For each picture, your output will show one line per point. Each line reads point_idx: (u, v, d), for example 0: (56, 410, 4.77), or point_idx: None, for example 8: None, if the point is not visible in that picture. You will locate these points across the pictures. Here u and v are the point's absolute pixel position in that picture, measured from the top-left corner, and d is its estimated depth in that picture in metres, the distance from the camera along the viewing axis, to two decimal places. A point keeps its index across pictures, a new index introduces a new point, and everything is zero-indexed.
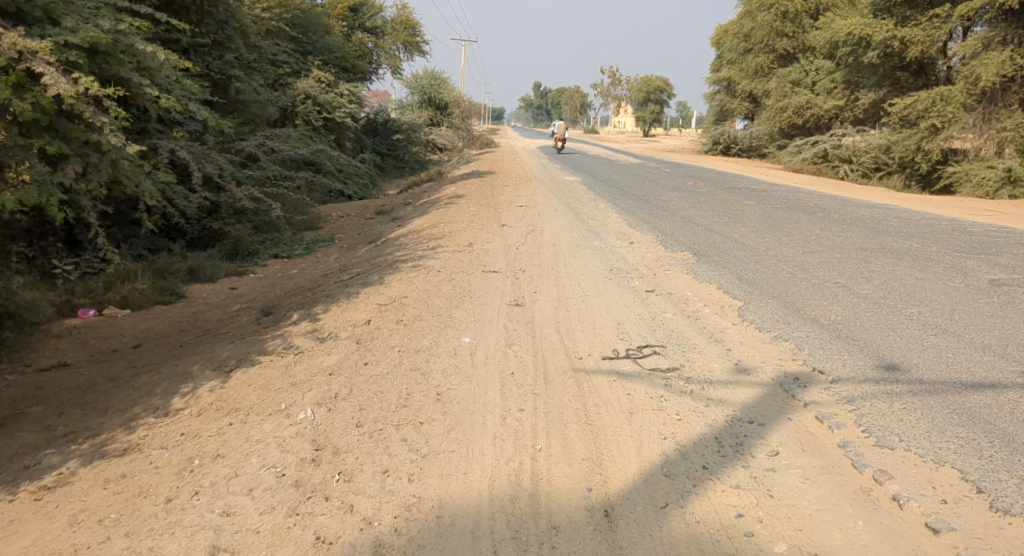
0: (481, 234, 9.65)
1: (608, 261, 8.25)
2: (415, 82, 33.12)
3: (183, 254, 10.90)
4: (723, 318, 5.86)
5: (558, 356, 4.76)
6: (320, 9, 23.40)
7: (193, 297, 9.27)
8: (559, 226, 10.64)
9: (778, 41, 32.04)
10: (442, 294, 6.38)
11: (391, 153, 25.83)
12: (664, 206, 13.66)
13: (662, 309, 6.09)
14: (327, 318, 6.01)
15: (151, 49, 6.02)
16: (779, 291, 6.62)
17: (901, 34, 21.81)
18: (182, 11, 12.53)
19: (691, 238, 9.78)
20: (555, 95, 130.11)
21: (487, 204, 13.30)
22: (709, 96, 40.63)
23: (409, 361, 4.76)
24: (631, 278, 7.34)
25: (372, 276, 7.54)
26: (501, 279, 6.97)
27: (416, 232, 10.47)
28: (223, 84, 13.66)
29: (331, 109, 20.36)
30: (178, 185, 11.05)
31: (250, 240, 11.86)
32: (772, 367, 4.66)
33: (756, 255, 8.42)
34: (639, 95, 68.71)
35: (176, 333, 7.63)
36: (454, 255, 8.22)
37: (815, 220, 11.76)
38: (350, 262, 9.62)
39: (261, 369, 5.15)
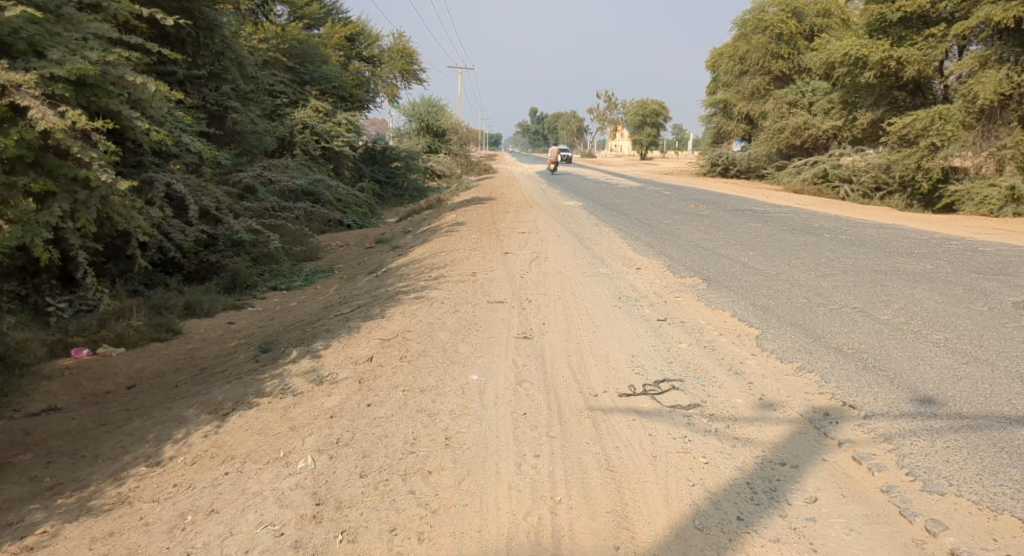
0: (484, 263, 9.44)
1: (616, 288, 8.02)
2: (413, 109, 33.18)
3: (180, 289, 10.67)
4: (741, 348, 5.62)
5: (572, 394, 4.50)
6: (317, 40, 23.47)
7: (190, 333, 9.03)
8: (563, 253, 10.43)
9: (774, 63, 32.13)
10: (447, 327, 6.12)
11: (389, 180, 25.74)
12: (668, 229, 13.48)
13: (676, 340, 5.85)
14: (327, 356, 5.76)
15: (142, 81, 5.88)
16: (796, 318, 6.38)
17: (898, 54, 21.82)
18: (178, 43, 12.49)
19: (698, 263, 9.56)
20: (551, 120, 130.96)
21: (488, 231, 13.11)
22: (706, 119, 40.70)
23: (414, 402, 4.50)
24: (640, 306, 7.10)
25: (373, 309, 7.30)
26: (507, 310, 6.73)
27: (417, 261, 10.26)
28: (220, 116, 13.56)
29: (329, 138, 20.29)
30: (173, 218, 10.88)
31: (248, 272, 11.67)
32: (799, 401, 4.40)
33: (768, 280, 8.21)
34: (635, 119, 69.01)
35: (171, 372, 7.37)
36: (457, 285, 7.99)
37: (822, 242, 11.56)
38: (350, 293, 9.39)
39: (259, 412, 4.89)
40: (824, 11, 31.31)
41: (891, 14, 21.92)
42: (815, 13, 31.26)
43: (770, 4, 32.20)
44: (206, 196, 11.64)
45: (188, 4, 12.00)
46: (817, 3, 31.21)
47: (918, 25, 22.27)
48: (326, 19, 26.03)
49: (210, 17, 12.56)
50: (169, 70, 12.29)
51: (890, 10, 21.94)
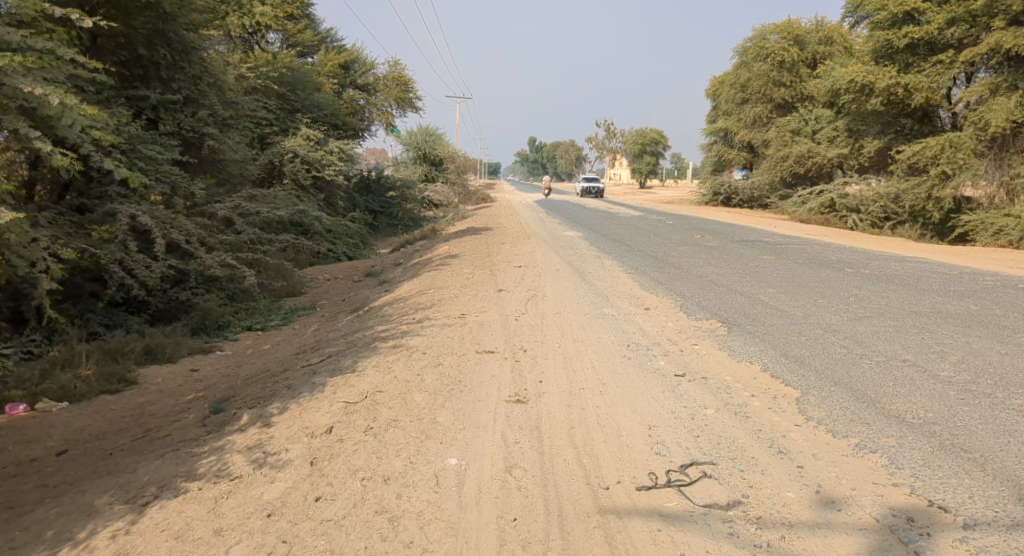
0: (477, 301, 8.54)
1: (624, 334, 7.07)
2: (409, 138, 32.47)
3: (141, 331, 9.70)
4: (780, 417, 4.69)
5: (577, 487, 3.59)
6: (310, 67, 22.87)
7: (147, 383, 8.03)
8: (565, 290, 9.51)
9: (776, 91, 31.44)
10: (426, 386, 5.16)
11: (384, 211, 24.93)
12: (677, 262, 12.62)
13: (701, 404, 4.90)
14: (280, 425, 4.75)
15: (46, 92, 5.36)
16: (841, 375, 5.46)
17: (905, 81, 21.04)
18: (152, 66, 11.92)
19: (714, 302, 8.66)
20: (550, 150, 131.10)
21: (483, 264, 12.20)
22: (707, 147, 40.04)
23: (375, 496, 3.56)
24: (653, 357, 6.18)
25: (346, 359, 6.33)
26: (498, 364, 5.76)
27: (403, 299, 9.36)
28: (197, 142, 12.69)
29: (320, 167, 19.47)
30: (137, 253, 10.01)
31: (221, 310, 10.75)
32: (871, 499, 3.52)
33: (796, 323, 7.34)
34: (635, 148, 68.52)
35: (112, 433, 6.35)
36: (443, 329, 7.04)
37: (845, 277, 10.70)
38: (328, 336, 8.45)
39: (183, 504, 3.86)
40: (826, 39, 30.89)
41: (898, 40, 21.26)
42: (817, 40, 30.91)
43: (771, 32, 31.73)
44: (176, 229, 10.76)
45: (163, 25, 11.40)
46: (818, 31, 30.85)
47: (925, 51, 21.63)
48: (319, 46, 25.38)
49: (187, 39, 12.00)
50: (140, 93, 11.58)
51: (896, 36, 21.27)
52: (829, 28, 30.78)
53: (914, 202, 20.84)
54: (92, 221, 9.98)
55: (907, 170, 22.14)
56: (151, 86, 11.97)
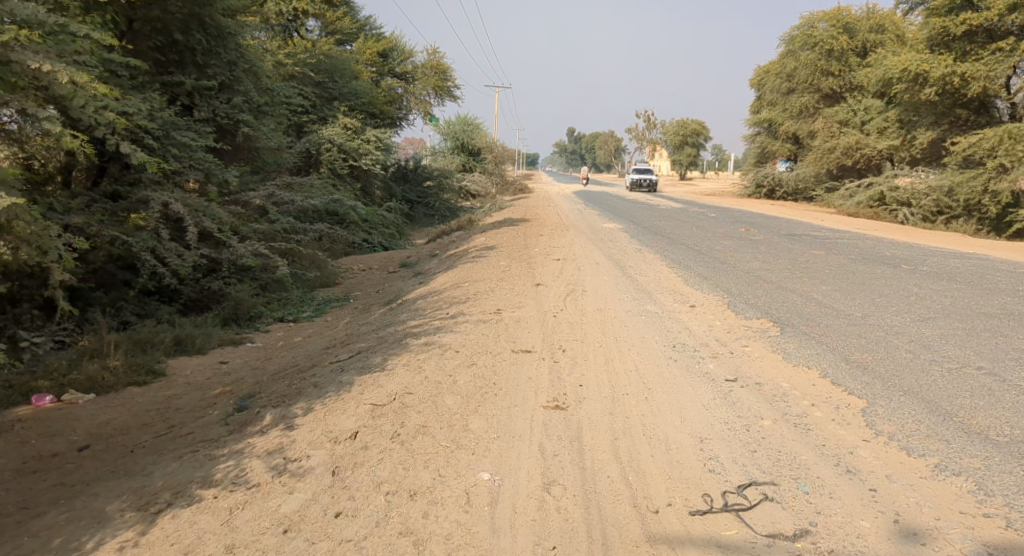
0: (514, 296, 8.20)
1: (668, 333, 6.65)
2: (448, 127, 32.25)
3: (173, 321, 9.61)
4: (845, 429, 4.25)
5: (623, 510, 3.26)
6: (349, 55, 22.70)
7: (176, 375, 7.90)
8: (604, 285, 9.12)
9: (823, 80, 30.35)
10: (458, 389, 4.83)
11: (421, 200, 24.72)
12: (721, 257, 12.10)
13: (757, 414, 4.49)
14: (303, 429, 4.48)
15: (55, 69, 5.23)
16: (910, 383, 5.00)
17: (961, 69, 20.01)
18: (187, 52, 11.83)
19: (764, 300, 8.17)
20: (589, 141, 129.94)
21: (519, 257, 11.85)
22: (750, 138, 39.00)
23: (401, 514, 3.27)
24: (702, 359, 5.76)
25: (375, 357, 6.04)
26: (535, 365, 5.41)
27: (437, 292, 9.07)
28: (231, 130, 12.58)
29: (357, 156, 19.32)
30: (169, 242, 9.92)
31: (252, 301, 10.62)
32: (960, 533, 3.11)
33: (855, 324, 6.85)
34: (675, 139, 67.34)
35: (137, 428, 6.19)
36: (478, 326, 6.69)
37: (902, 275, 10.09)
38: (359, 330, 8.21)
39: (195, 515, 3.62)
40: (877, 26, 29.67)
41: (954, 28, 20.29)
42: (868, 28, 29.66)
43: (820, 19, 30.62)
44: (209, 217, 10.66)
45: (199, 10, 11.30)
46: (869, 18, 29.60)
47: (984, 39, 20.58)
48: (358, 34, 25.26)
49: (222, 24, 11.88)
50: (175, 79, 11.51)
51: (953, 23, 20.24)
52: (881, 14, 29.55)
53: (970, 195, 19.83)
54: (125, 208, 9.95)
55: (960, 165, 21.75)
56: (187, 73, 11.89)
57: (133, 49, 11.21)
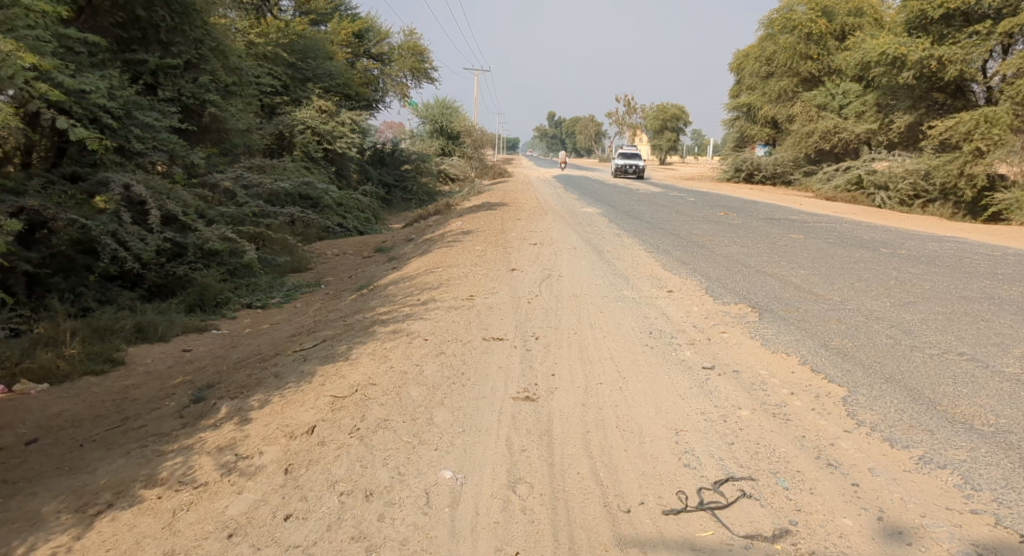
0: (487, 281, 7.97)
1: (645, 319, 6.46)
2: (426, 110, 31.78)
3: (135, 308, 9.26)
4: (827, 420, 4.08)
5: (592, 510, 3.07)
6: (324, 35, 22.16)
7: (135, 364, 7.58)
8: (580, 270, 8.91)
9: (802, 64, 30.26)
10: (424, 380, 4.60)
11: (398, 184, 24.32)
12: (700, 241, 11.95)
13: (735, 405, 4.30)
14: (258, 423, 4.22)
15: None
16: (892, 370, 4.83)
17: (939, 52, 19.99)
18: (150, 29, 11.39)
19: (742, 284, 8.01)
20: (569, 126, 129.55)
21: (495, 241, 11.60)
22: (729, 122, 38.92)
23: (354, 518, 3.06)
24: (679, 347, 5.58)
25: (340, 346, 5.77)
26: (506, 354, 5.18)
27: (409, 278, 8.81)
28: (197, 110, 12.15)
29: (331, 139, 18.89)
30: (132, 225, 9.55)
31: (219, 287, 10.29)
32: (948, 532, 2.95)
33: (834, 309, 6.70)
34: (655, 124, 67.24)
35: (89, 420, 5.88)
36: (449, 313, 6.44)
37: (881, 258, 9.99)
38: (328, 316, 7.94)
39: (136, 517, 3.37)
40: (855, 10, 29.60)
41: (932, 11, 20.23)
42: (846, 11, 29.45)
43: (799, 3, 30.50)
44: (173, 200, 10.27)
45: None
46: (847, 2, 29.50)
47: (961, 22, 20.52)
48: (333, 15, 24.70)
49: (187, 0, 11.45)
50: (138, 57, 11.08)
51: (931, 6, 20.21)
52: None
53: (946, 179, 19.85)
54: (85, 190, 9.54)
55: (935, 149, 21.91)
56: (150, 51, 11.45)
57: (93, 25, 10.77)
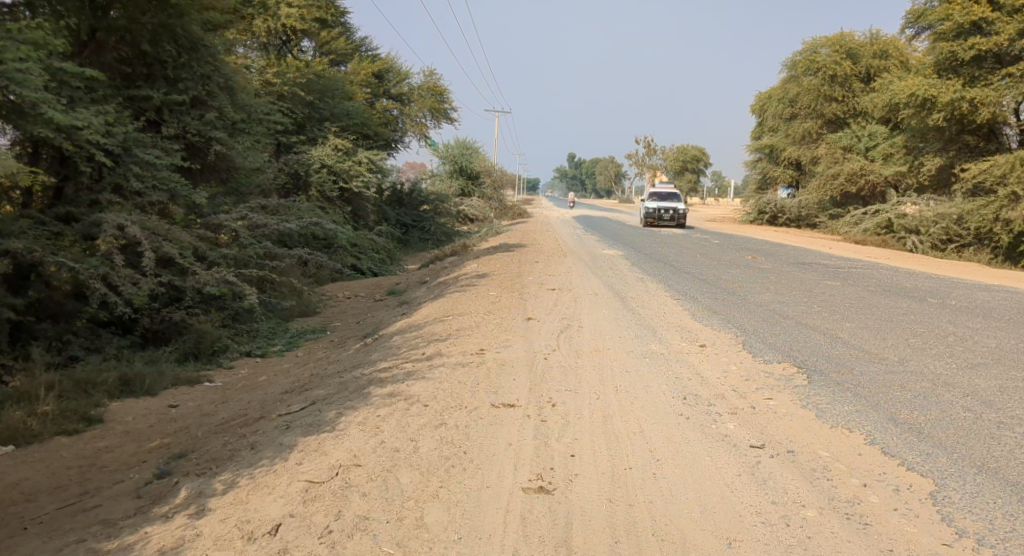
0: (500, 332, 7.25)
1: (678, 381, 5.67)
2: (446, 151, 31.55)
3: (124, 358, 8.68)
4: (916, 526, 3.28)
5: None
6: (343, 76, 21.97)
7: (114, 423, 6.94)
8: (602, 319, 8.18)
9: (827, 106, 29.65)
10: (418, 462, 3.86)
11: (416, 225, 23.83)
12: (731, 288, 11.19)
13: (798, 500, 3.51)
14: (214, 517, 3.50)
15: None
16: (979, 454, 4.02)
17: (971, 94, 19.24)
18: (156, 64, 11.07)
19: (783, 339, 7.22)
20: (590, 167, 129.84)
21: (511, 286, 10.93)
22: (751, 163, 38.29)
23: None
24: (719, 417, 4.77)
25: (327, 412, 5.05)
26: (516, 425, 4.44)
27: (416, 327, 8.13)
28: (203, 148, 11.73)
29: (347, 178, 18.46)
30: (124, 268, 9.03)
31: (217, 334, 9.69)
32: None
33: (891, 369, 5.89)
34: (676, 165, 66.94)
35: (45, 494, 5.21)
36: (455, 372, 5.70)
37: (931, 310, 9.15)
38: (326, 370, 7.26)
39: None
40: (881, 52, 29.02)
41: (963, 52, 19.57)
42: (871, 54, 28.95)
43: (822, 45, 30.00)
44: (169, 241, 9.79)
45: (170, 20, 10.58)
46: (872, 43, 28.95)
47: (993, 63, 19.85)
48: (353, 55, 24.60)
49: (195, 36, 11.14)
50: (141, 93, 10.71)
51: (961, 47, 19.59)
52: (885, 40, 28.91)
53: (980, 223, 18.97)
54: (78, 232, 9.11)
55: (967, 193, 21.11)
56: (155, 88, 11.09)
57: (97, 61, 10.44)
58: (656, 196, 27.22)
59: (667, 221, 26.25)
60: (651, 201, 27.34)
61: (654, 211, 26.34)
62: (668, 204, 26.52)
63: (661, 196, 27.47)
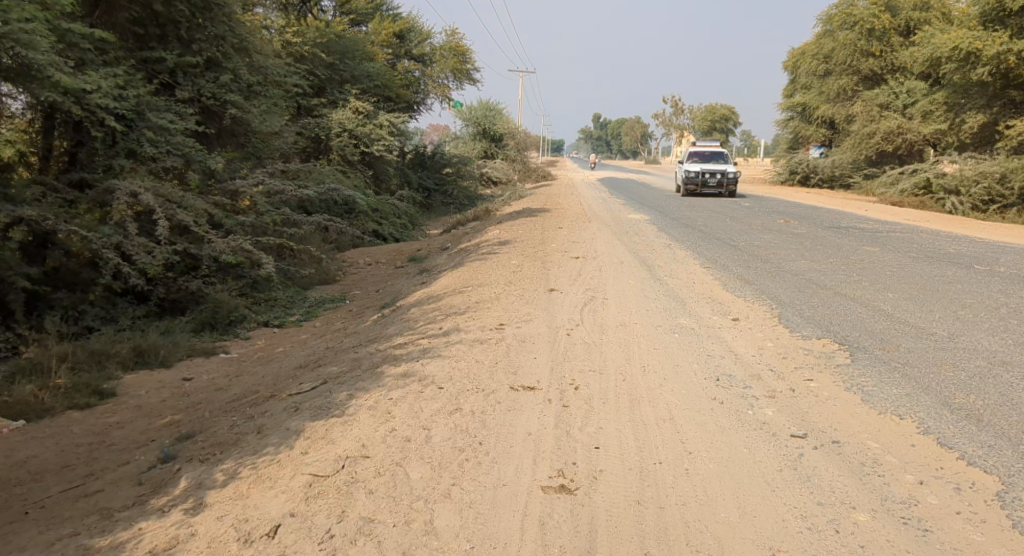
0: (522, 305, 6.92)
1: (710, 360, 5.30)
2: (469, 113, 30.96)
3: (140, 329, 8.53)
4: (984, 535, 2.92)
5: None
6: (363, 36, 21.43)
7: (127, 397, 6.79)
8: (630, 290, 7.81)
9: (864, 62, 28.38)
10: (429, 454, 3.58)
11: (439, 188, 23.43)
12: (764, 255, 10.71)
13: (847, 500, 3.17)
14: (211, 514, 3.27)
15: None
16: None
17: (1018, 47, 18.24)
18: (169, 25, 10.70)
19: (821, 311, 6.79)
20: (616, 127, 127.72)
21: (534, 253, 10.57)
22: (782, 123, 37.09)
23: None
24: (755, 402, 4.41)
25: (337, 393, 4.78)
26: (537, 412, 4.14)
27: (435, 299, 7.83)
28: (218, 112, 11.41)
29: (368, 142, 18.07)
30: (138, 237, 8.82)
31: (234, 304, 9.50)
32: None
33: (940, 345, 5.46)
34: (704, 125, 65.36)
35: (51, 475, 5.06)
36: (473, 350, 5.40)
37: (976, 278, 8.63)
38: (342, 344, 7.01)
39: None
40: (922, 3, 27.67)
41: (1010, 3, 18.49)
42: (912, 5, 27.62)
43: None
44: (184, 209, 9.49)
45: None
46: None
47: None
48: (373, 15, 23.98)
49: None
50: (154, 55, 10.38)
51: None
52: None
53: None
54: (91, 199, 8.89)
55: (1011, 152, 20.15)
56: (168, 50, 10.75)
57: (108, 22, 10.12)
58: (696, 155, 22.35)
59: (712, 186, 21.46)
60: (691, 162, 22.71)
61: (696, 175, 21.53)
62: (712, 166, 21.74)
63: (703, 156, 22.62)
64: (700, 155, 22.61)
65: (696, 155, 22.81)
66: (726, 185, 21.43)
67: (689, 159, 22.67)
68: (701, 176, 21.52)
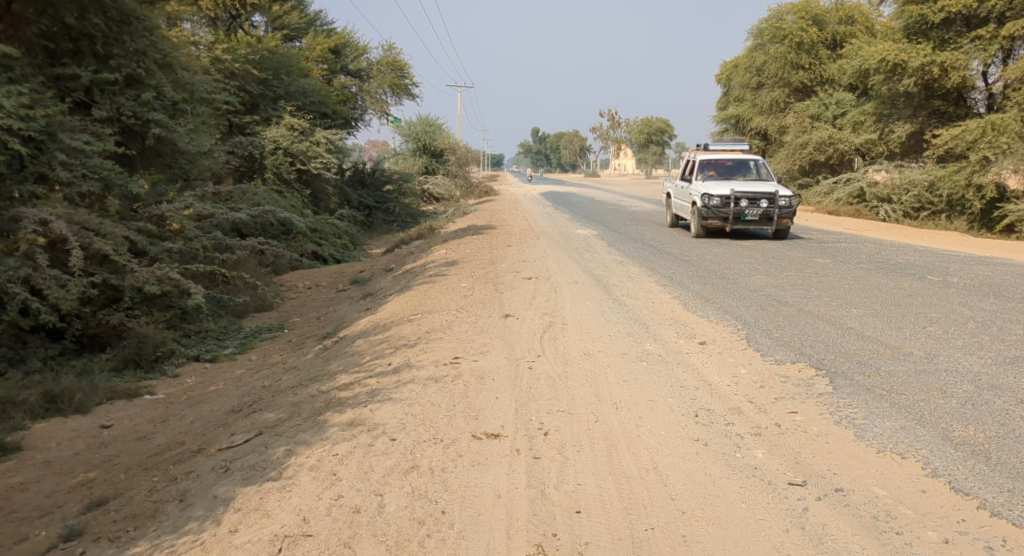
0: (476, 336, 6.39)
1: (686, 394, 4.86)
2: (409, 128, 30.36)
3: (54, 372, 7.67)
4: None
5: None
6: (297, 51, 20.64)
7: (37, 451, 6.00)
8: (590, 314, 7.38)
9: (794, 75, 28.98)
10: (385, 531, 3.09)
11: (379, 206, 22.71)
12: (719, 270, 10.44)
13: None
14: None
15: None
16: None
17: (941, 58, 18.77)
18: (83, 39, 9.84)
19: (790, 332, 6.49)
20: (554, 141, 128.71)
21: (483, 275, 10.05)
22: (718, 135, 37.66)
23: None
24: (742, 441, 4.00)
25: (274, 449, 4.18)
26: (505, 468, 3.64)
27: (381, 329, 7.23)
28: (140, 131, 10.54)
29: (305, 160, 17.28)
30: (50, 270, 7.96)
31: (161, 338, 8.70)
32: None
33: (921, 368, 5.18)
34: (641, 137, 66.27)
35: None
36: (427, 391, 4.85)
37: (932, 289, 8.54)
38: (279, 382, 6.35)
39: None
40: (846, 18, 28.57)
41: (933, 16, 19.04)
42: (837, 20, 28.47)
43: (789, 12, 29.30)
44: (103, 237, 8.64)
45: None
46: (838, 10, 28.44)
47: (962, 26, 19.36)
48: (307, 29, 23.16)
49: (125, 6, 9.92)
50: (66, 71, 9.51)
51: (931, 10, 18.98)
52: (850, 5, 28.42)
53: (952, 190, 18.41)
54: None
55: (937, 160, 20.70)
56: (82, 65, 9.88)
57: (11, 36, 9.20)
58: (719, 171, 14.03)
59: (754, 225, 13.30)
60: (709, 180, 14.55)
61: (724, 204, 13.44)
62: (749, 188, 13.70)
63: (723, 169, 14.89)
64: (720, 169, 14.77)
65: (714, 167, 15.10)
66: (775, 216, 13.55)
67: (703, 174, 14.83)
68: (733, 204, 13.55)
